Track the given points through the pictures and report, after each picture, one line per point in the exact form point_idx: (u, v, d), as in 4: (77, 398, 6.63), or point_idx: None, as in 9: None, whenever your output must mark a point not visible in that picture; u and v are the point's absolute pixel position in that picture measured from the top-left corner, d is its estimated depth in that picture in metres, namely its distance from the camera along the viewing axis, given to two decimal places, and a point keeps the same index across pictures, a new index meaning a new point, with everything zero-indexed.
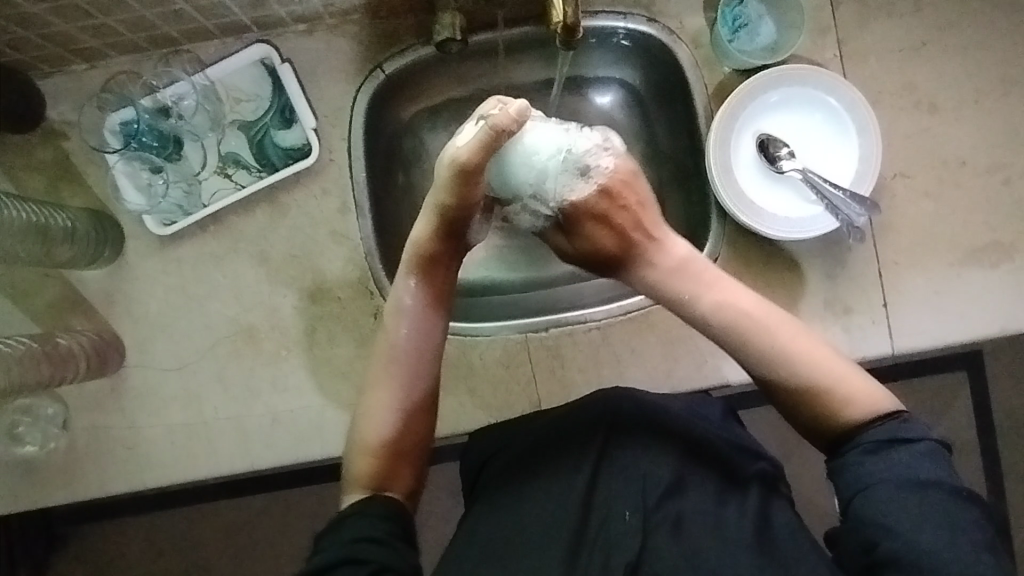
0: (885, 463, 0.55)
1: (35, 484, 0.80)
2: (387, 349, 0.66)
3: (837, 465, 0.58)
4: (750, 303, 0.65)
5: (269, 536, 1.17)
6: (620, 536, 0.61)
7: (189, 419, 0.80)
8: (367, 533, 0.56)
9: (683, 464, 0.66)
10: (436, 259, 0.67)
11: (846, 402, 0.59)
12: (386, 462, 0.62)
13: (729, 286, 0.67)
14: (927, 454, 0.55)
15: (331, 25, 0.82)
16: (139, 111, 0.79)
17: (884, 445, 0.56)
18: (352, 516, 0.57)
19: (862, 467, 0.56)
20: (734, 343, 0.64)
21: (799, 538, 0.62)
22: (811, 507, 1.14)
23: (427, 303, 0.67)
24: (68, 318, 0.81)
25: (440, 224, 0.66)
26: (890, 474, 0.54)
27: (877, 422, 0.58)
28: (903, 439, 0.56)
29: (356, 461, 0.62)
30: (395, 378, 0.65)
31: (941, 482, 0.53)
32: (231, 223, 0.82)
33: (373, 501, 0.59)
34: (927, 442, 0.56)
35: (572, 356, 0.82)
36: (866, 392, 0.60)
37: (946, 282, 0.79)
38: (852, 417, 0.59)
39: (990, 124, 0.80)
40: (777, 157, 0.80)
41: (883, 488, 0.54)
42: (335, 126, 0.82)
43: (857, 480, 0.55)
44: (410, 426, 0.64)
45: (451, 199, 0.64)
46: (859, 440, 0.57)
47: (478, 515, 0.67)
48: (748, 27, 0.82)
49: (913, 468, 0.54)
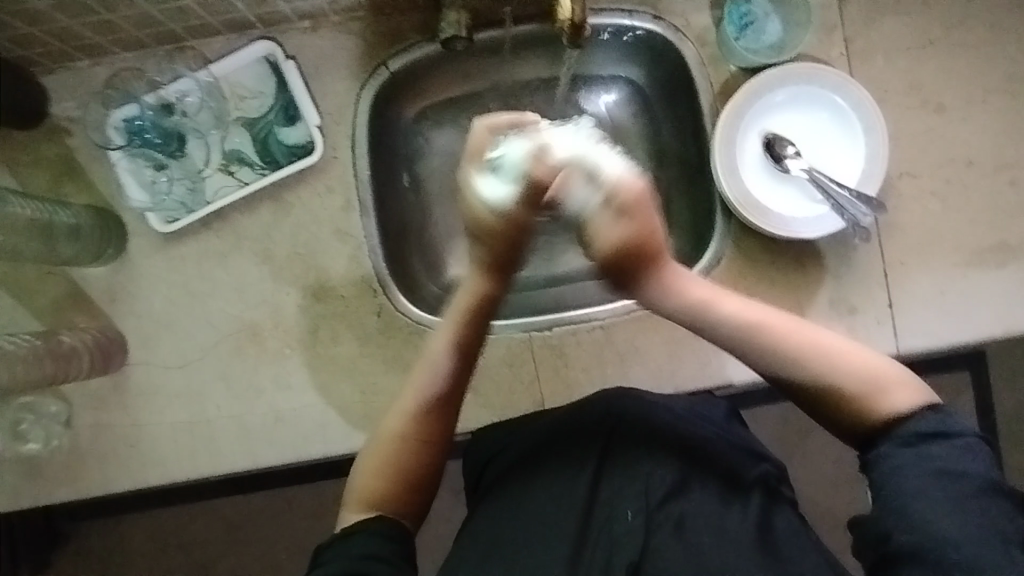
0: (922, 455, 0.54)
1: (38, 482, 0.80)
2: (417, 394, 0.64)
3: (874, 457, 0.56)
4: (759, 316, 0.61)
5: (270, 535, 1.17)
6: (622, 536, 0.61)
7: (193, 418, 0.80)
8: (374, 551, 0.56)
9: (688, 466, 0.65)
10: (494, 299, 0.66)
11: (883, 400, 0.57)
12: (393, 485, 0.61)
13: (734, 300, 0.63)
14: (966, 450, 0.53)
15: (335, 22, 0.81)
16: (142, 108, 0.80)
17: (925, 437, 0.54)
18: (359, 533, 0.57)
19: (897, 457, 0.55)
20: (753, 355, 0.61)
21: (804, 542, 0.62)
22: (812, 507, 1.14)
23: (457, 354, 0.65)
24: (73, 316, 0.81)
25: (484, 266, 0.66)
26: (926, 465, 0.53)
27: (914, 415, 0.56)
28: (944, 433, 0.54)
29: (366, 478, 0.62)
30: (412, 410, 0.64)
31: (976, 475, 0.52)
32: (235, 220, 0.81)
33: (380, 522, 0.58)
34: (968, 437, 0.54)
35: (577, 356, 0.82)
36: (895, 384, 0.57)
37: (951, 283, 0.78)
38: (887, 415, 0.57)
39: (997, 124, 0.79)
40: (783, 156, 0.80)
41: (916, 478, 0.53)
42: (339, 123, 0.81)
43: (889, 471, 0.54)
44: (423, 450, 0.63)
45: (488, 249, 0.65)
46: (897, 433, 0.56)
47: (484, 514, 0.67)
48: (754, 25, 0.82)
49: (949, 461, 0.53)
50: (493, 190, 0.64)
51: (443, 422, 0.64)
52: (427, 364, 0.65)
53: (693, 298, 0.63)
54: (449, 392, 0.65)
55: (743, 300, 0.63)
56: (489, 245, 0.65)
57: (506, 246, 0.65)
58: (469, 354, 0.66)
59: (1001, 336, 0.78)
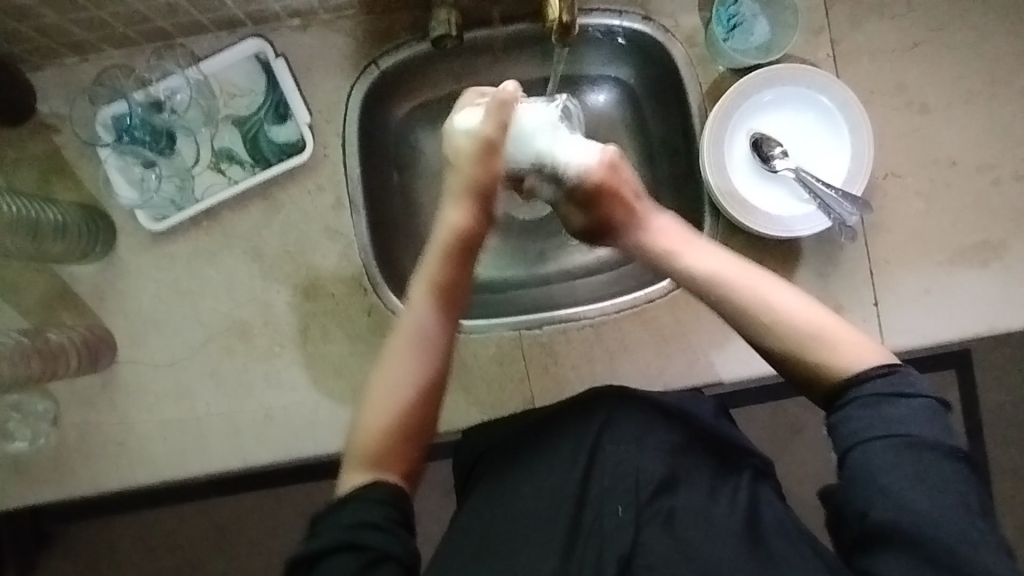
0: (881, 418, 0.55)
1: (25, 481, 0.80)
2: (407, 329, 0.64)
3: (835, 419, 0.57)
4: (719, 266, 0.64)
5: (260, 535, 1.16)
6: (612, 530, 0.60)
7: (182, 415, 0.80)
8: (370, 520, 0.55)
9: (677, 461, 0.65)
10: (474, 243, 0.65)
11: (836, 357, 0.59)
12: (396, 441, 0.61)
13: (700, 250, 0.66)
14: (925, 412, 0.55)
15: (325, 20, 0.81)
16: (131, 105, 0.79)
17: (882, 398, 0.56)
18: (354, 502, 0.56)
19: (859, 421, 0.56)
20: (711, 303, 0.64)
21: (790, 533, 0.62)
22: (800, 505, 1.15)
23: (435, 297, 0.64)
24: (60, 315, 0.80)
25: (473, 200, 0.65)
26: (887, 431, 0.54)
27: (868, 375, 0.57)
28: (900, 393, 0.56)
29: (368, 432, 0.61)
30: (409, 359, 0.63)
31: (937, 441, 0.53)
32: (224, 218, 0.81)
33: (377, 488, 0.57)
34: (925, 398, 0.55)
35: (567, 354, 0.82)
36: (856, 346, 0.59)
37: (935, 281, 0.79)
38: (841, 371, 0.58)
39: (980, 125, 0.80)
40: (770, 156, 0.81)
41: (879, 445, 0.54)
42: (329, 121, 0.81)
43: (851, 435, 0.56)
44: (411, 411, 0.62)
45: (476, 172, 0.65)
46: (854, 393, 0.57)
47: (472, 512, 0.67)
48: (742, 26, 0.82)
49: (906, 424, 0.54)
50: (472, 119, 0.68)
51: (438, 383, 0.64)
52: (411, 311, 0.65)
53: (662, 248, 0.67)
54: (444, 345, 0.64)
55: (710, 252, 0.66)
56: (483, 198, 0.65)
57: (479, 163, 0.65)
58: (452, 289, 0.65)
59: (985, 333, 0.79)
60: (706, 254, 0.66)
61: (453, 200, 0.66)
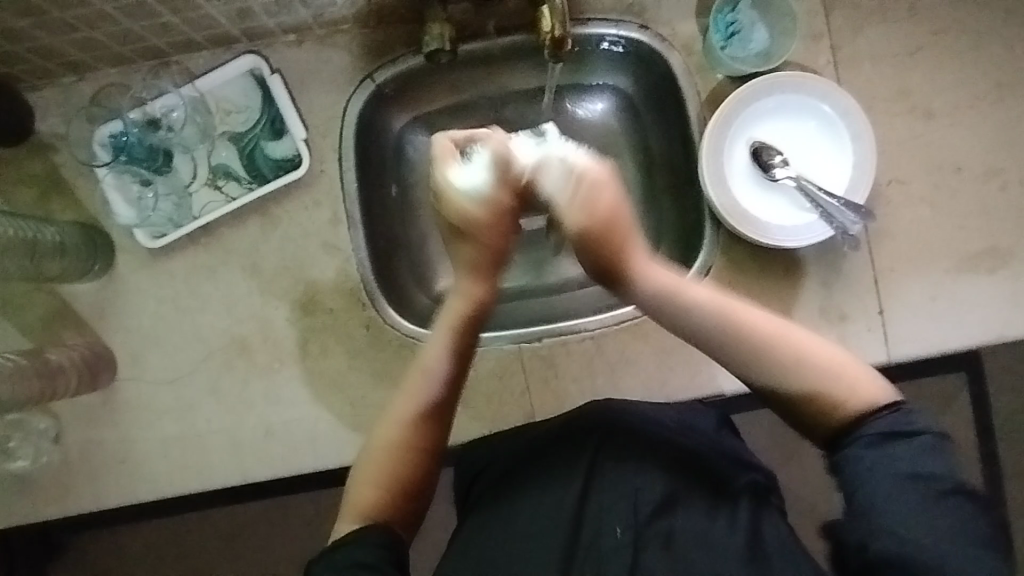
0: (887, 457, 0.53)
1: (27, 499, 0.80)
2: (422, 380, 0.65)
3: (841, 459, 0.56)
4: (723, 303, 0.61)
5: (266, 546, 1.17)
6: (610, 551, 0.60)
7: (183, 432, 0.80)
8: (366, 560, 0.55)
9: (674, 480, 0.65)
10: (485, 305, 0.68)
11: (846, 398, 0.57)
12: (389, 494, 0.61)
13: (697, 289, 0.63)
14: (929, 450, 0.53)
15: (320, 35, 0.81)
16: (127, 124, 0.79)
17: (887, 437, 0.54)
18: (350, 544, 0.57)
19: (864, 460, 0.54)
20: (718, 348, 0.61)
21: (796, 555, 0.61)
22: (808, 511, 1.14)
23: (453, 359, 0.66)
24: (61, 333, 0.80)
25: (473, 269, 0.67)
26: (891, 468, 0.53)
27: (874, 416, 0.56)
28: (905, 433, 0.54)
29: (361, 491, 0.61)
30: (409, 414, 0.64)
31: (941, 477, 0.52)
32: (222, 234, 0.81)
33: (370, 531, 0.58)
34: (927, 436, 0.54)
35: (567, 367, 0.81)
36: (861, 384, 0.57)
37: (942, 288, 0.78)
38: (853, 409, 0.56)
39: (986, 129, 0.79)
40: (771, 165, 0.80)
41: (884, 483, 0.52)
42: (325, 136, 0.81)
43: (855, 475, 0.54)
44: (418, 459, 0.63)
45: (478, 232, 0.66)
46: (862, 432, 0.55)
47: (470, 531, 0.66)
48: (740, 34, 0.81)
49: (914, 463, 0.53)
50: (470, 178, 0.67)
51: (432, 433, 0.64)
52: (423, 372, 0.65)
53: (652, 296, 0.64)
54: (446, 402, 0.65)
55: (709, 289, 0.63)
56: (477, 240, 0.66)
57: (497, 236, 0.67)
58: (460, 362, 0.67)
59: (993, 341, 0.78)
60: (695, 295, 0.62)
61: (458, 270, 0.68)
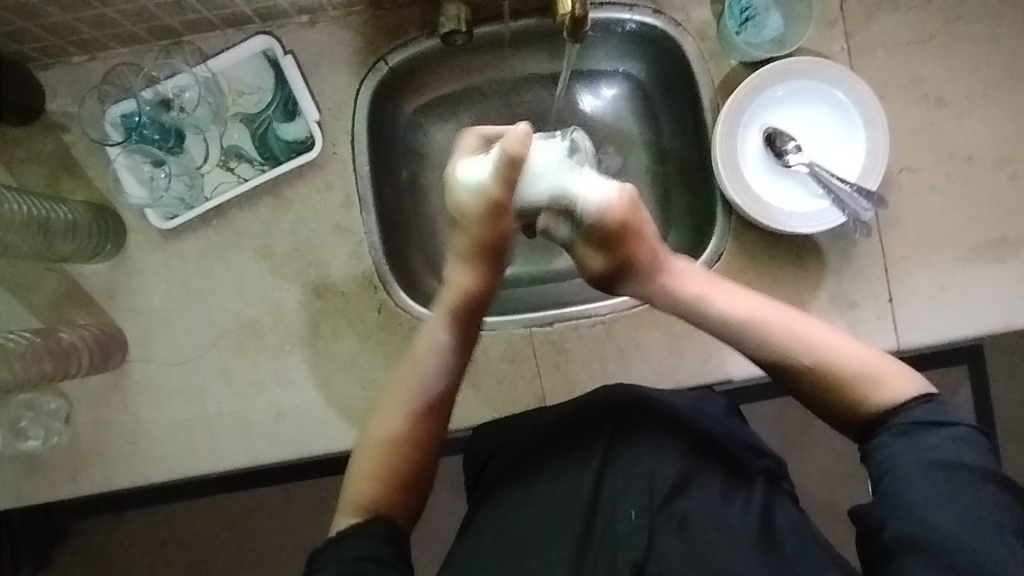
0: (918, 445, 0.55)
1: (36, 480, 0.80)
2: (416, 383, 0.65)
3: (870, 448, 0.58)
4: (757, 308, 0.63)
5: (273, 530, 1.17)
6: (626, 534, 0.61)
7: (194, 414, 0.80)
8: (371, 552, 0.57)
9: (690, 461, 0.66)
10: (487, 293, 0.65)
11: (876, 391, 0.59)
12: (393, 486, 0.62)
13: (732, 292, 0.64)
14: (961, 439, 0.55)
15: (333, 17, 0.81)
16: (140, 104, 0.79)
17: (919, 427, 0.56)
18: (355, 535, 0.58)
19: (894, 447, 0.56)
20: (748, 347, 0.62)
21: (807, 538, 0.62)
22: (811, 499, 1.15)
23: (458, 347, 0.66)
24: (72, 314, 0.80)
25: (474, 260, 0.63)
26: (921, 455, 0.55)
27: (909, 405, 0.58)
28: (938, 422, 0.56)
29: (361, 482, 0.63)
30: (404, 406, 0.64)
31: (971, 465, 0.54)
32: (234, 216, 0.81)
33: (373, 525, 0.59)
34: (963, 427, 0.56)
35: (578, 351, 0.82)
36: (893, 376, 0.59)
37: (951, 277, 0.78)
38: (883, 402, 0.59)
39: (997, 118, 0.79)
40: (784, 151, 0.80)
41: (914, 471, 0.54)
42: (338, 118, 0.81)
43: (887, 461, 0.56)
44: (419, 451, 0.64)
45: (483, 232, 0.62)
46: (892, 423, 0.58)
47: (486, 514, 0.68)
48: (755, 19, 0.81)
49: (944, 450, 0.54)
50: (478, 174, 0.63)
51: (431, 426, 0.65)
52: (429, 352, 0.66)
53: (685, 296, 0.64)
54: (451, 389, 0.66)
55: (740, 292, 0.64)
56: (488, 260, 0.63)
57: (489, 226, 0.62)
58: (465, 347, 0.66)
59: (1001, 329, 0.78)
60: (729, 306, 0.63)
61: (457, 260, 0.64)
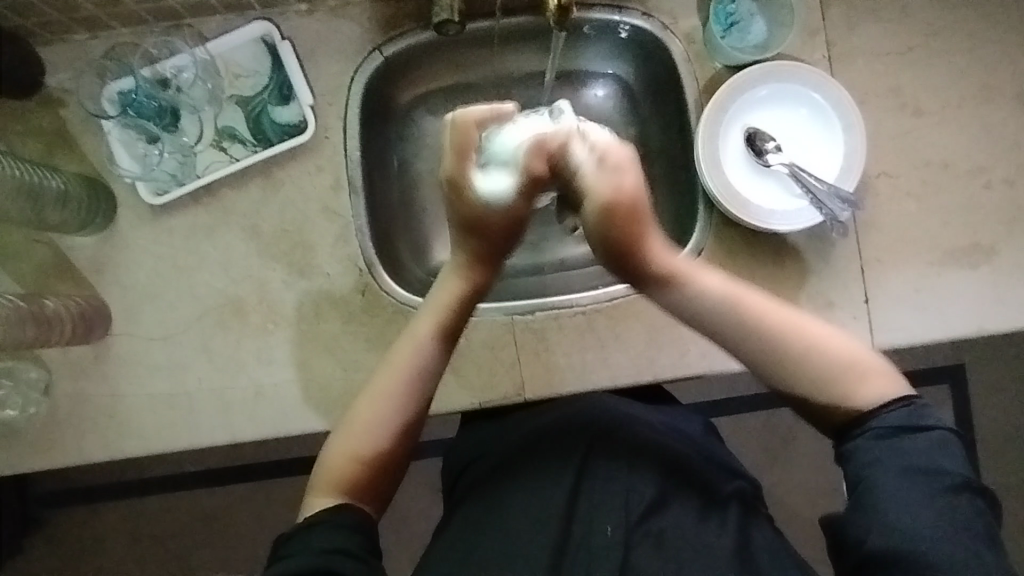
0: (897, 450, 0.58)
1: (11, 451, 0.80)
2: (406, 360, 0.67)
3: (849, 449, 0.61)
4: (734, 289, 0.65)
5: (248, 523, 1.16)
6: (603, 548, 0.65)
7: (174, 390, 0.80)
8: (340, 544, 0.57)
9: (665, 483, 0.70)
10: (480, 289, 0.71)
11: (856, 391, 0.61)
12: (364, 474, 0.64)
13: (711, 273, 0.67)
14: (939, 445, 0.58)
15: (331, 6, 0.83)
16: (138, 81, 0.81)
17: (899, 430, 0.59)
18: (324, 524, 0.58)
19: (873, 452, 0.59)
20: (731, 332, 0.65)
21: (779, 554, 0.67)
22: (790, 509, 1.15)
23: (440, 338, 0.69)
24: (58, 285, 0.81)
25: (470, 255, 0.71)
26: (898, 460, 0.58)
27: (887, 407, 0.60)
28: (918, 426, 0.59)
29: (334, 464, 0.64)
30: (388, 393, 0.66)
31: (946, 472, 0.56)
32: (224, 195, 0.82)
33: (342, 511, 0.60)
34: (941, 432, 0.58)
35: (558, 341, 0.82)
36: (875, 375, 0.62)
37: (925, 281, 0.80)
38: (862, 402, 0.61)
39: (972, 128, 0.82)
40: (763, 150, 0.82)
41: (890, 476, 0.57)
42: (332, 104, 0.83)
43: (865, 465, 0.59)
44: (395, 438, 0.65)
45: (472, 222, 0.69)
46: (871, 424, 0.60)
47: (465, 516, 0.71)
48: (739, 24, 0.84)
49: (921, 456, 0.57)
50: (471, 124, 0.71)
51: (413, 412, 0.66)
52: (411, 341, 0.68)
53: (665, 270, 0.67)
54: (436, 371, 0.68)
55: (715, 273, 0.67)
56: (484, 236, 0.69)
57: (503, 234, 0.70)
58: (449, 335, 0.69)
59: (974, 334, 0.79)
60: (708, 284, 0.66)
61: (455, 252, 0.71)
